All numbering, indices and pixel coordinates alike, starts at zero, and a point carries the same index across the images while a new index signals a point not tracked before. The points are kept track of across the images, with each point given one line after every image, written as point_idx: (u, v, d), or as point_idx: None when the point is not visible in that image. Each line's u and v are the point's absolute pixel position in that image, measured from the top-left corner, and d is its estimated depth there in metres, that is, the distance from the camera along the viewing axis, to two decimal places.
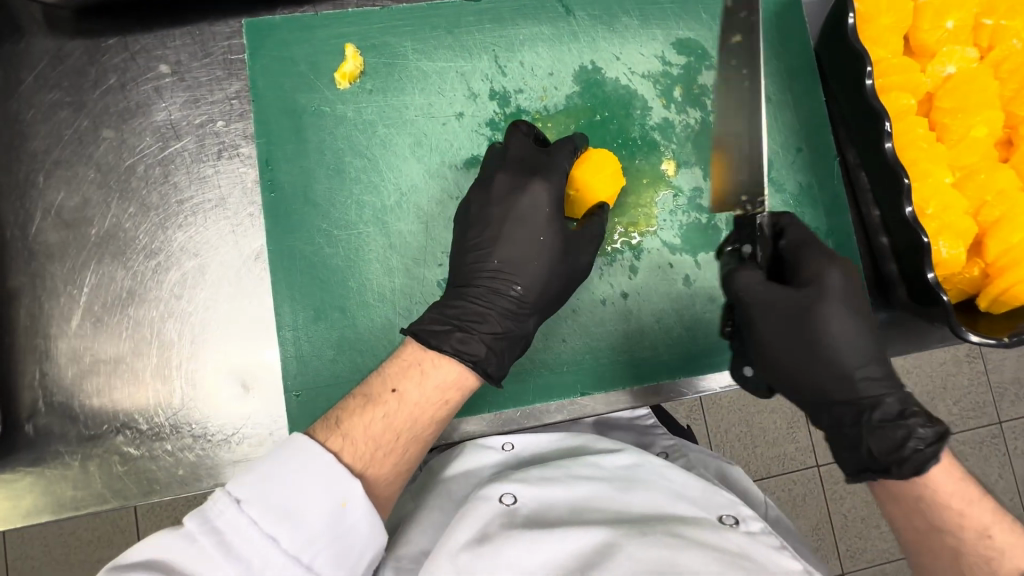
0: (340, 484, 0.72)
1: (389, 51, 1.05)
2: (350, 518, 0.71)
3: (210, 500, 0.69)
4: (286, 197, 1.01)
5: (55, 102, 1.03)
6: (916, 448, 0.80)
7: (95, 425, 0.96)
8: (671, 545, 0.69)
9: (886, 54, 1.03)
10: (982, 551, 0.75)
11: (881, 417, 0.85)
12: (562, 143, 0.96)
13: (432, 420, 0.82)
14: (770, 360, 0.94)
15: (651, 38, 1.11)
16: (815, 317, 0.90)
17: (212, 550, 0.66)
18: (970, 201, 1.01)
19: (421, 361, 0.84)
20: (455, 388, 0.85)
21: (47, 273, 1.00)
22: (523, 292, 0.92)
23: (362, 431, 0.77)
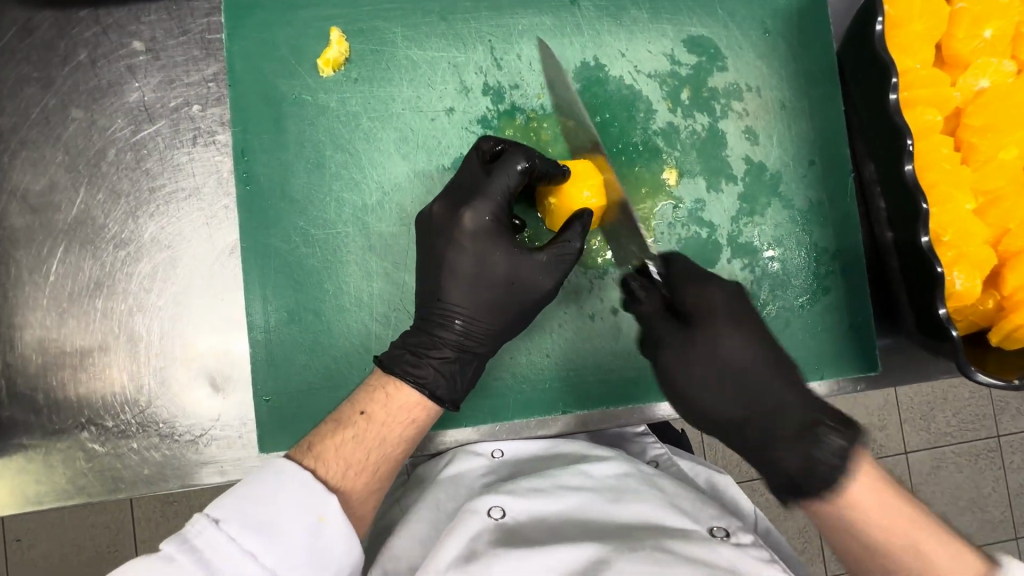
0: (317, 500, 0.68)
1: (378, 37, 0.98)
2: (325, 537, 0.68)
3: (188, 524, 0.64)
4: (262, 191, 0.95)
5: (22, 77, 0.98)
6: (828, 463, 0.69)
7: (60, 419, 0.93)
8: (660, 561, 0.66)
9: (915, 63, 0.94)
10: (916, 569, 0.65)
11: (789, 432, 0.74)
12: (510, 157, 0.86)
13: (402, 439, 0.79)
14: (677, 392, 0.83)
15: (660, 34, 1.03)
16: (702, 338, 0.82)
17: (190, 568, 0.61)
18: (991, 229, 0.94)
19: (386, 385, 0.81)
20: (421, 406, 0.82)
21: (13, 259, 0.96)
22: (477, 316, 0.87)
23: (333, 453, 0.74)
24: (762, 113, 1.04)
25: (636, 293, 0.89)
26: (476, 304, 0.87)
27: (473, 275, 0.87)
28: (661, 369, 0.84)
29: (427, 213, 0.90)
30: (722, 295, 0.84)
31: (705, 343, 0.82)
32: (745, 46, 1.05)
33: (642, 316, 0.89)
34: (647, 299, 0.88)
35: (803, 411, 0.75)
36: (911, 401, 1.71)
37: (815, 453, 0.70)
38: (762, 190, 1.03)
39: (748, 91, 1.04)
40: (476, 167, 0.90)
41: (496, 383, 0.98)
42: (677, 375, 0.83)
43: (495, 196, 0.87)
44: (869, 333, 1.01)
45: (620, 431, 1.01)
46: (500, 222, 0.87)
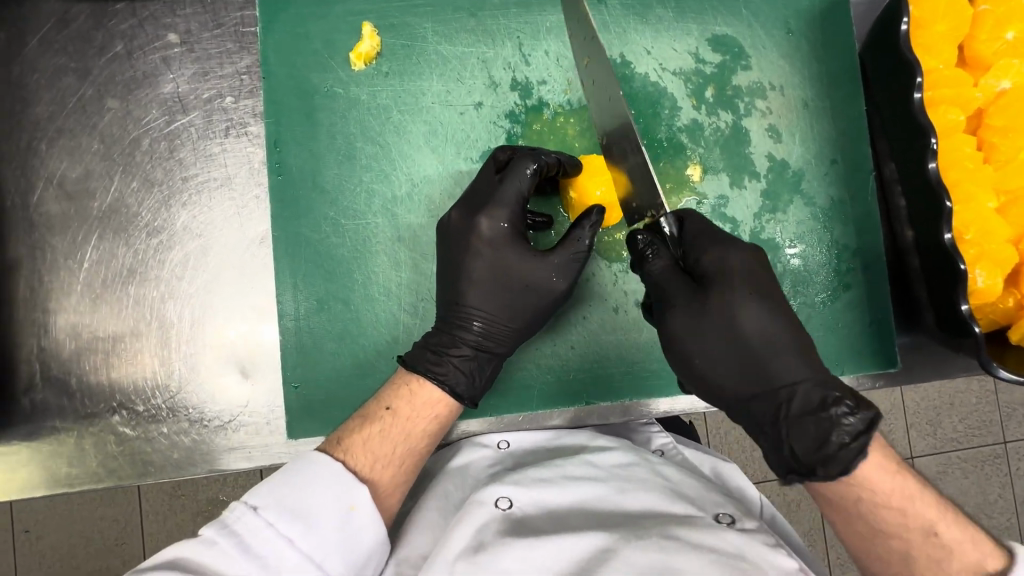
0: (347, 489, 0.69)
1: (409, 32, 1.00)
2: (356, 523, 0.68)
3: (228, 510, 0.66)
4: (293, 181, 0.97)
5: (60, 67, 1.00)
6: (840, 442, 0.69)
7: (92, 403, 0.95)
8: (665, 548, 0.68)
9: (939, 63, 0.96)
10: (932, 551, 0.69)
11: (800, 407, 0.74)
12: (519, 163, 0.87)
13: (426, 433, 0.80)
14: (681, 355, 0.82)
15: (685, 33, 1.05)
16: (716, 305, 0.80)
17: (230, 551, 0.63)
18: (1013, 227, 0.95)
19: (409, 381, 0.83)
20: (442, 403, 0.83)
21: (48, 245, 0.97)
22: (498, 312, 0.89)
23: (360, 447, 0.75)
24: (784, 112, 1.06)
25: (645, 253, 0.85)
26: (496, 301, 0.89)
27: (494, 276, 0.88)
28: (667, 332, 0.82)
29: (445, 220, 0.91)
30: (744, 262, 0.83)
31: (719, 311, 0.80)
32: (768, 45, 1.06)
33: (650, 276, 0.85)
34: (657, 257, 0.85)
35: (820, 388, 0.74)
36: (919, 406, 1.72)
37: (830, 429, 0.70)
38: (784, 187, 1.05)
39: (771, 90, 1.06)
40: (489, 174, 0.91)
41: (518, 374, 0.99)
42: (684, 341, 0.81)
43: (509, 201, 0.88)
44: (890, 332, 1.02)
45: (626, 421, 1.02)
46: (517, 225, 0.88)
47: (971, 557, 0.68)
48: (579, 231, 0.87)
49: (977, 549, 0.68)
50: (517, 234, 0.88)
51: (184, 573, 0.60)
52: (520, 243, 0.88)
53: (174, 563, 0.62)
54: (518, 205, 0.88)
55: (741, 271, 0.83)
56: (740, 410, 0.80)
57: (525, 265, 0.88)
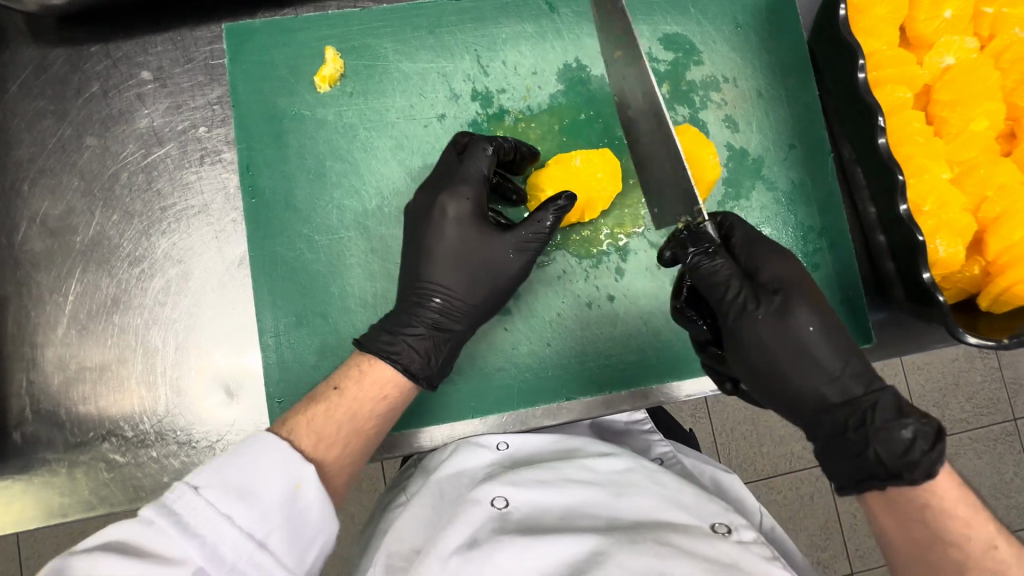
0: (294, 466, 0.68)
1: (370, 53, 1.04)
2: (303, 501, 0.67)
3: (167, 491, 0.63)
4: (266, 203, 1.00)
5: (39, 110, 1.04)
6: (922, 449, 0.70)
7: (81, 432, 0.97)
8: (662, 555, 0.67)
9: (882, 45, 0.99)
10: (988, 565, 0.67)
11: (884, 419, 0.74)
12: (478, 143, 0.92)
13: (373, 414, 0.81)
14: (752, 362, 0.83)
15: (637, 34, 1.09)
16: (800, 315, 0.82)
17: (169, 532, 0.60)
18: (969, 197, 0.97)
19: (360, 362, 0.84)
20: (392, 383, 0.84)
21: (34, 281, 1.00)
22: (449, 296, 0.90)
23: (305, 426, 0.76)
24: (739, 102, 1.09)
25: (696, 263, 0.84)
26: (448, 288, 0.90)
27: (449, 262, 0.91)
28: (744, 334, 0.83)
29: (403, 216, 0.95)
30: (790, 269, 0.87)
31: (790, 326, 0.82)
32: (718, 40, 1.10)
33: (704, 283, 0.85)
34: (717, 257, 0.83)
35: (898, 399, 0.76)
36: (924, 388, 1.71)
37: (912, 437, 0.71)
38: (745, 175, 1.07)
39: (725, 82, 1.09)
40: (451, 156, 0.95)
41: (499, 374, 1.01)
42: (755, 356, 0.82)
43: (472, 179, 0.91)
44: (861, 306, 1.03)
45: (626, 427, 1.07)
46: (475, 208, 0.91)
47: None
48: (542, 213, 0.89)
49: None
50: (478, 216, 0.91)
51: (122, 556, 0.58)
52: (474, 230, 0.91)
53: (110, 545, 0.59)
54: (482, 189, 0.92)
55: (801, 280, 0.85)
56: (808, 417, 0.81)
57: (486, 255, 0.91)
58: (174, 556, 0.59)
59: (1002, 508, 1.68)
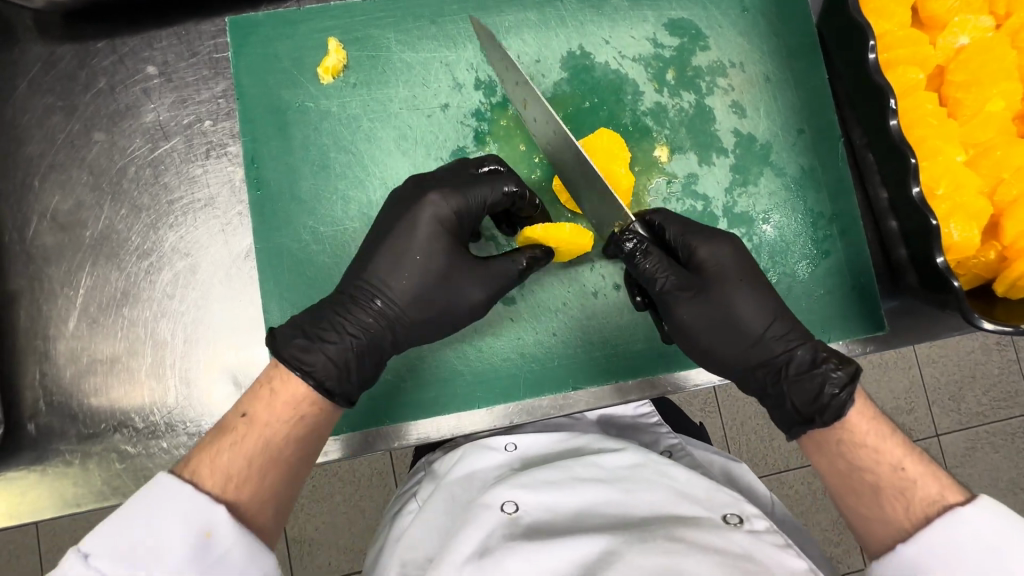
0: (200, 514, 0.65)
1: (373, 43, 1.04)
2: (218, 548, 0.64)
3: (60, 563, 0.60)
4: (272, 195, 1.00)
5: (48, 106, 1.05)
6: (832, 393, 0.78)
7: (94, 423, 0.98)
8: (673, 551, 0.65)
9: (893, 25, 0.97)
10: (898, 483, 0.73)
11: (797, 370, 0.83)
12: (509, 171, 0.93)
13: (288, 439, 0.76)
14: (692, 342, 0.90)
15: (642, 20, 1.07)
16: (722, 290, 0.88)
17: None
18: (985, 179, 0.95)
19: (271, 380, 0.79)
20: (308, 401, 0.79)
21: (45, 275, 1.02)
22: (384, 305, 0.87)
23: (209, 466, 0.71)
24: (746, 87, 1.07)
25: (635, 253, 0.88)
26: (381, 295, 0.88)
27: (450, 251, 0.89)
28: (682, 322, 0.89)
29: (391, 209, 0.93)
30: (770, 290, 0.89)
31: (719, 300, 0.88)
32: (725, 25, 1.08)
33: (642, 274, 0.90)
34: (648, 252, 0.88)
35: (812, 352, 0.84)
36: (938, 381, 1.68)
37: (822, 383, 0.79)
38: (753, 161, 1.06)
39: (732, 67, 1.07)
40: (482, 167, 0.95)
41: (504, 364, 1.00)
42: (691, 331, 0.89)
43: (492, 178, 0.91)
44: (872, 293, 1.02)
45: (634, 421, 1.06)
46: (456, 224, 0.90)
47: (934, 492, 0.71)
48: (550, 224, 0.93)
49: (939, 484, 0.72)
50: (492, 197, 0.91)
51: None
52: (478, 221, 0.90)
53: None
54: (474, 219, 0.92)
55: (727, 258, 0.90)
56: (743, 375, 0.89)
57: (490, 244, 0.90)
58: None
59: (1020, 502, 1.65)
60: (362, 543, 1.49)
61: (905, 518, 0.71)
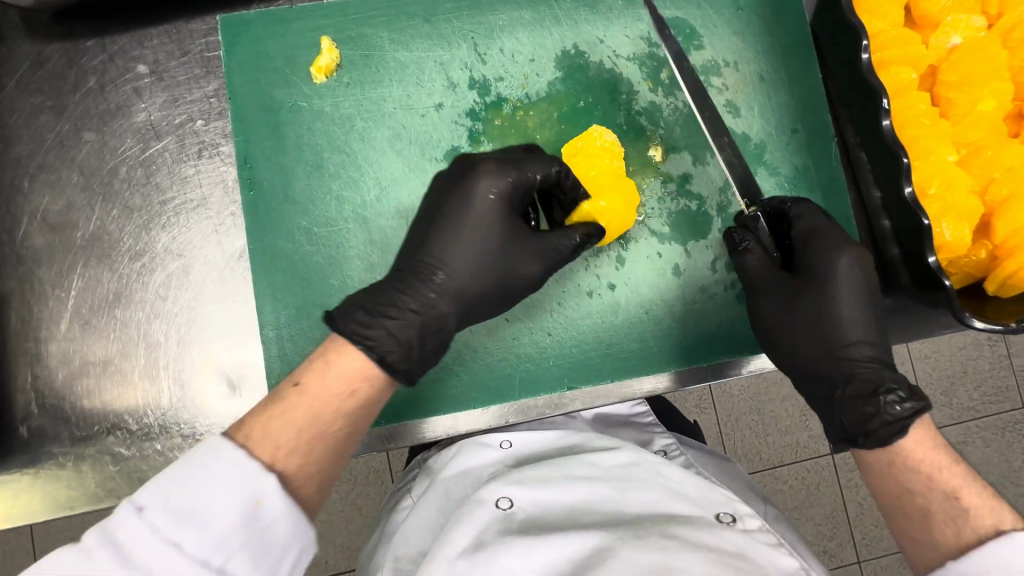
0: (252, 482, 0.64)
1: (366, 42, 1.03)
2: (266, 518, 0.64)
3: (108, 515, 0.60)
4: (264, 195, 1.00)
5: (37, 105, 1.04)
6: (883, 422, 0.78)
7: (87, 426, 0.97)
8: (666, 548, 0.66)
9: (886, 25, 0.97)
10: (950, 510, 0.72)
11: (855, 392, 0.84)
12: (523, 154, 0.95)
13: (339, 414, 0.74)
14: (769, 335, 0.94)
15: (636, 20, 1.07)
16: (812, 297, 0.90)
17: (109, 565, 0.57)
18: (976, 179, 0.96)
19: (327, 351, 0.78)
20: (360, 377, 0.77)
21: (35, 277, 1.01)
22: (446, 277, 0.87)
23: (260, 429, 0.69)
24: (740, 87, 1.08)
25: (739, 245, 0.94)
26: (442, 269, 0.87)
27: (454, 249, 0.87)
28: (763, 322, 0.94)
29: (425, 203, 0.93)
30: (852, 271, 0.88)
31: (811, 304, 0.90)
32: (719, 24, 1.08)
33: (746, 268, 0.95)
34: (749, 248, 0.93)
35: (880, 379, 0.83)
36: (931, 376, 1.70)
37: (877, 410, 0.79)
38: (747, 160, 1.06)
39: (725, 67, 1.08)
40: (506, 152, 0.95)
41: (500, 364, 1.00)
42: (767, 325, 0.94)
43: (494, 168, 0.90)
44: None
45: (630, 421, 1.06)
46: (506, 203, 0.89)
47: (987, 523, 0.70)
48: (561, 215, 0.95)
49: (995, 517, 0.70)
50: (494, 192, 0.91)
51: None
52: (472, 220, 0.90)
53: None
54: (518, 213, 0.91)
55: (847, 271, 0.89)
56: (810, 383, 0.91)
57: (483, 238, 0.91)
58: None
59: (1011, 496, 1.67)
60: (359, 541, 1.49)
61: (954, 544, 0.71)
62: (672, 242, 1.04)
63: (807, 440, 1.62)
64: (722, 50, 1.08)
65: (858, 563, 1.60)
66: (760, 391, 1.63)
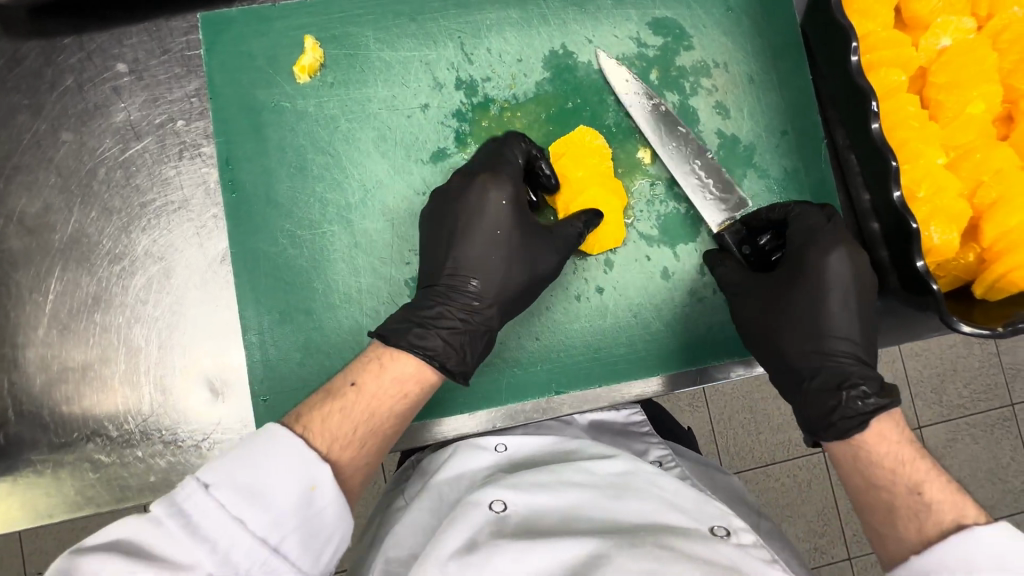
0: (310, 467, 0.66)
1: (351, 42, 1.01)
2: (319, 503, 0.66)
3: (178, 487, 0.62)
4: (247, 197, 0.98)
5: (13, 105, 1.01)
6: (845, 415, 0.80)
7: (66, 433, 0.95)
8: (658, 557, 0.65)
9: (876, 27, 0.96)
10: (912, 505, 0.72)
11: (822, 385, 0.85)
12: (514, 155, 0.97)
13: (392, 412, 0.78)
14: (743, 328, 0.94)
15: (625, 19, 1.06)
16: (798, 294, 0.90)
17: (178, 533, 0.59)
18: (965, 182, 0.95)
19: (380, 355, 0.82)
20: (413, 379, 0.82)
21: (12, 280, 0.99)
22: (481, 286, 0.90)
23: (319, 425, 0.72)
24: (730, 88, 1.07)
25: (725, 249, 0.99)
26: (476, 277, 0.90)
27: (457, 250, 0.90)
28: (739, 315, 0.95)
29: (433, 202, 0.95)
30: (840, 267, 0.87)
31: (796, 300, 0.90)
32: (709, 24, 1.07)
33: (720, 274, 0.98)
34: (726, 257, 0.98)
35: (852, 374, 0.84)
36: (921, 374, 1.70)
37: (839, 403, 0.81)
38: (737, 162, 1.05)
39: (715, 67, 1.06)
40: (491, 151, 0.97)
41: (487, 369, 0.99)
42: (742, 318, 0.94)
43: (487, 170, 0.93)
44: None
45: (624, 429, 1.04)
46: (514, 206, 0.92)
47: (948, 517, 0.69)
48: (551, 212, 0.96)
49: (957, 510, 0.70)
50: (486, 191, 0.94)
51: (126, 556, 0.58)
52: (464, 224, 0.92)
53: (118, 545, 0.59)
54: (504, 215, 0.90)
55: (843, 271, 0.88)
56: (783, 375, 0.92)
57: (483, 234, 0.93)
58: (188, 560, 0.58)
59: (999, 492, 1.68)
60: (349, 542, 1.48)
61: (917, 539, 0.70)
62: (661, 245, 1.03)
63: (798, 439, 1.62)
64: (711, 50, 1.06)
65: (849, 560, 1.60)
66: (751, 390, 1.63)
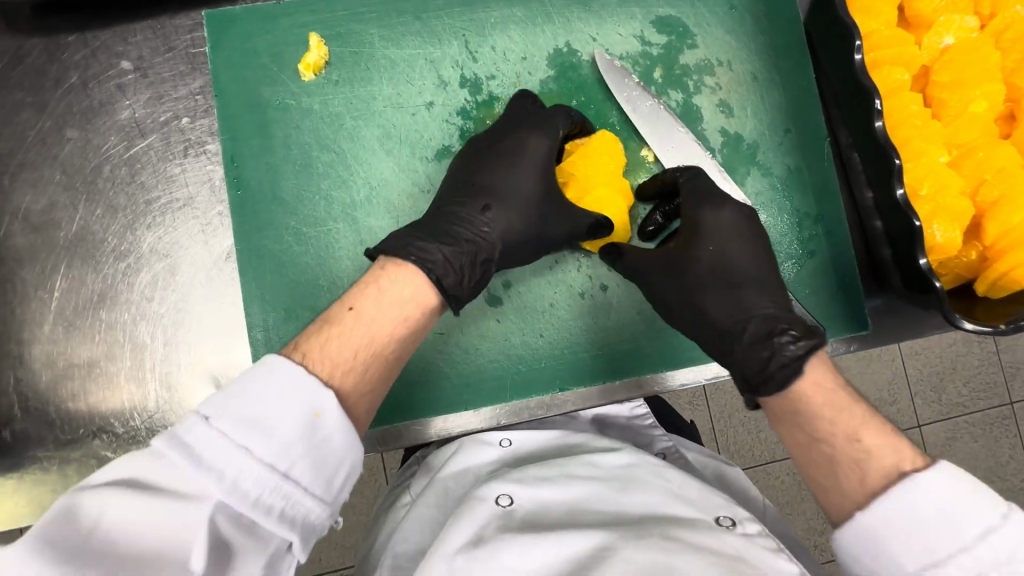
0: (312, 394, 0.63)
1: (355, 39, 1.01)
2: (324, 431, 0.63)
3: (179, 422, 0.59)
4: (252, 195, 0.98)
5: (18, 102, 1.02)
6: (781, 363, 0.77)
7: (72, 429, 0.96)
8: (666, 548, 0.65)
9: (880, 25, 0.96)
10: (855, 456, 0.68)
11: (753, 339, 0.83)
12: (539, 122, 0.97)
13: (395, 338, 0.74)
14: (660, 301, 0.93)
15: (629, 17, 1.06)
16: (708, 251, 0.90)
17: (183, 465, 0.57)
18: (968, 179, 0.96)
19: (377, 279, 0.77)
20: (415, 304, 0.77)
21: (18, 277, 0.99)
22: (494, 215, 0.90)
23: (318, 350, 0.69)
24: (734, 86, 1.07)
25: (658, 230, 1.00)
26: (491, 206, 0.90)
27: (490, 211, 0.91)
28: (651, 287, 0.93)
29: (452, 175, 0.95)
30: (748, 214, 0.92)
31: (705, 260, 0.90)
32: (712, 22, 1.07)
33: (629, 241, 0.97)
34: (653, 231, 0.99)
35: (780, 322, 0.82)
36: (921, 373, 1.71)
37: (773, 353, 0.78)
38: (740, 161, 1.06)
39: (719, 66, 1.07)
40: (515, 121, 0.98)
41: (492, 366, 1.00)
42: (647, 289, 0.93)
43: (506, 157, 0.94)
44: (856, 293, 1.02)
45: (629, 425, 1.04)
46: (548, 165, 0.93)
47: (888, 464, 0.67)
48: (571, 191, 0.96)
49: (897, 454, 0.67)
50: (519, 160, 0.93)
51: (136, 490, 0.56)
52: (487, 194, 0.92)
53: (127, 482, 0.57)
54: (518, 201, 0.91)
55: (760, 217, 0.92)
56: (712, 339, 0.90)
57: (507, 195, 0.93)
58: (195, 489, 0.56)
59: (998, 490, 1.68)
60: (352, 540, 1.49)
61: (861, 491, 0.67)
62: None
63: None
64: (715, 48, 1.07)
65: None
66: None
